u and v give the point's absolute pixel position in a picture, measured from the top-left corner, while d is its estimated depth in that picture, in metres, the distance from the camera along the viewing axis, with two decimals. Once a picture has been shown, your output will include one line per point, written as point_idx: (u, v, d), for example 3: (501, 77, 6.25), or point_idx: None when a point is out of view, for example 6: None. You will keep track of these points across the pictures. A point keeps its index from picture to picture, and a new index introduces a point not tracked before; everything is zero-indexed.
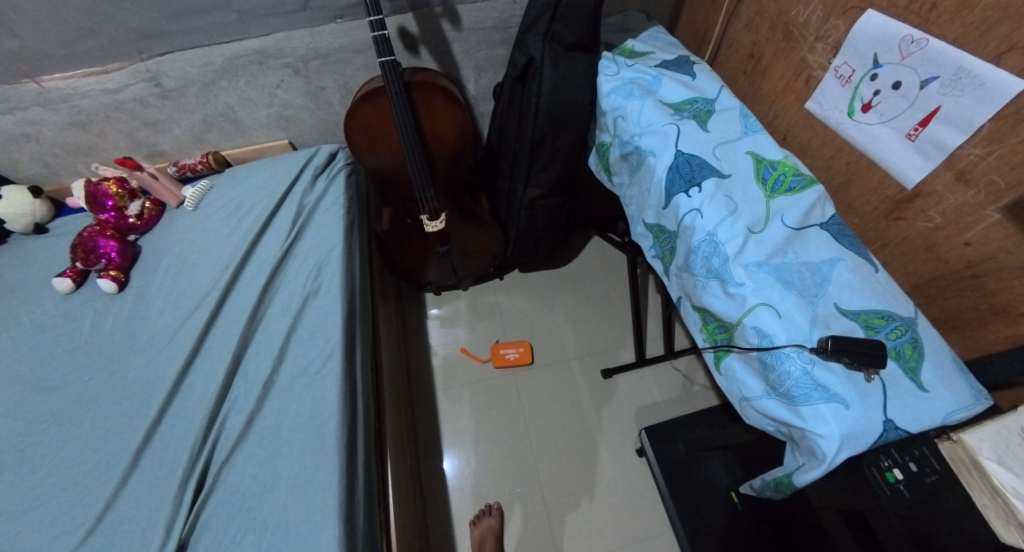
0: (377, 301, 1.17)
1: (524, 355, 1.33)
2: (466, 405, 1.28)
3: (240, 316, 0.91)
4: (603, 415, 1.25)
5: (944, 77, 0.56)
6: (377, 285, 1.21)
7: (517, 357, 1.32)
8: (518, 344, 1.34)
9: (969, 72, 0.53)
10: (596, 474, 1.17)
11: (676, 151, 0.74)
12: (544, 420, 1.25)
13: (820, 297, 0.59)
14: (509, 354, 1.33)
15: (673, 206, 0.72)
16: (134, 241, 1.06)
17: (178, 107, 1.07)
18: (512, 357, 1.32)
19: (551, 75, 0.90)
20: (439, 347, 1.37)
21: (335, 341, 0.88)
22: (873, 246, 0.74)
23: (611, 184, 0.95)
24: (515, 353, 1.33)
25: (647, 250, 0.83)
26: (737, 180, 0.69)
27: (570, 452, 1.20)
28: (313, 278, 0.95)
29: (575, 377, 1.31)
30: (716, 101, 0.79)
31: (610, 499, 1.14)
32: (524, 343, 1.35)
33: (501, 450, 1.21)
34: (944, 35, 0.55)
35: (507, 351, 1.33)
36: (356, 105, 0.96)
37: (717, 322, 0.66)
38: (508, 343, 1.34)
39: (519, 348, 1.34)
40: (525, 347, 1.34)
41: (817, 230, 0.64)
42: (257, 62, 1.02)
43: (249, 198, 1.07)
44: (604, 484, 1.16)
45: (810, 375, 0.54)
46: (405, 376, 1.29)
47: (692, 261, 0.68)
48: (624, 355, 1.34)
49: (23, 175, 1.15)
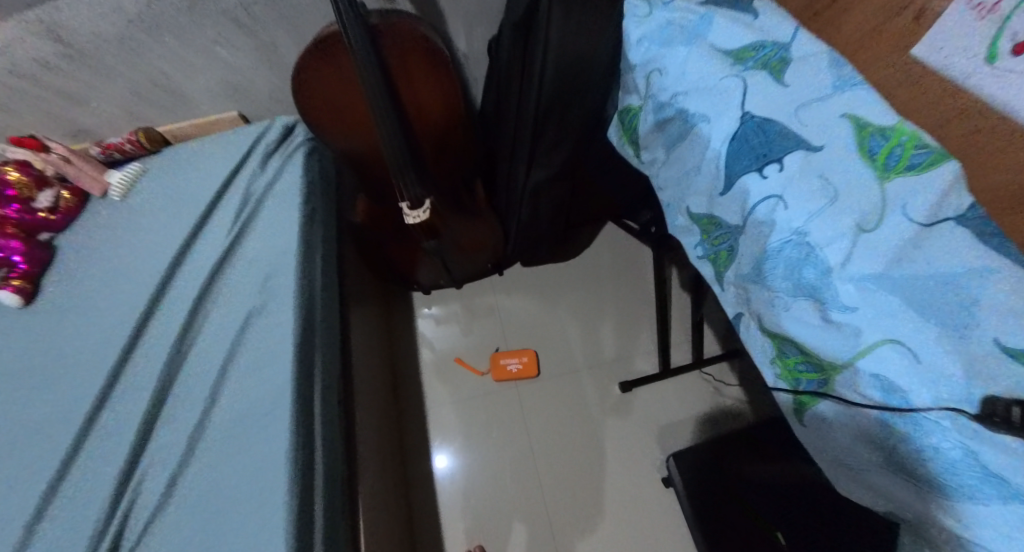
0: (350, 307, 0.98)
1: (527, 366, 1.14)
2: (460, 423, 1.11)
3: (171, 336, 0.72)
4: (620, 431, 1.08)
5: None
6: (352, 286, 1.02)
7: (519, 369, 1.14)
8: (520, 353, 1.15)
9: None
10: (611, 495, 1.02)
11: (742, 114, 0.53)
12: (552, 439, 1.08)
13: (975, 332, 0.38)
14: (510, 366, 1.14)
15: (737, 191, 0.52)
16: (47, 241, 0.86)
17: (97, 73, 0.86)
18: (513, 369, 1.14)
19: (560, 18, 0.70)
20: (431, 347, 1.20)
21: (284, 371, 0.69)
22: None
23: (640, 163, 0.75)
24: (516, 363, 1.14)
25: (692, 248, 0.64)
26: (831, 154, 0.47)
27: (580, 479, 1.04)
28: (261, 288, 0.76)
29: (587, 387, 1.14)
30: (794, 45, 0.55)
31: (628, 524, 0.99)
32: (528, 351, 1.16)
33: (500, 472, 1.05)
34: None
35: (508, 362, 1.15)
36: (314, 63, 0.75)
37: (802, 357, 0.48)
38: (508, 351, 1.15)
39: (522, 357, 1.15)
40: (532, 355, 1.15)
41: (953, 226, 0.41)
42: (188, 11, 0.80)
43: (187, 185, 0.86)
44: (623, 508, 1.01)
45: (974, 458, 0.35)
46: (388, 385, 1.11)
47: (767, 270, 0.49)
48: (643, 364, 1.16)
49: None
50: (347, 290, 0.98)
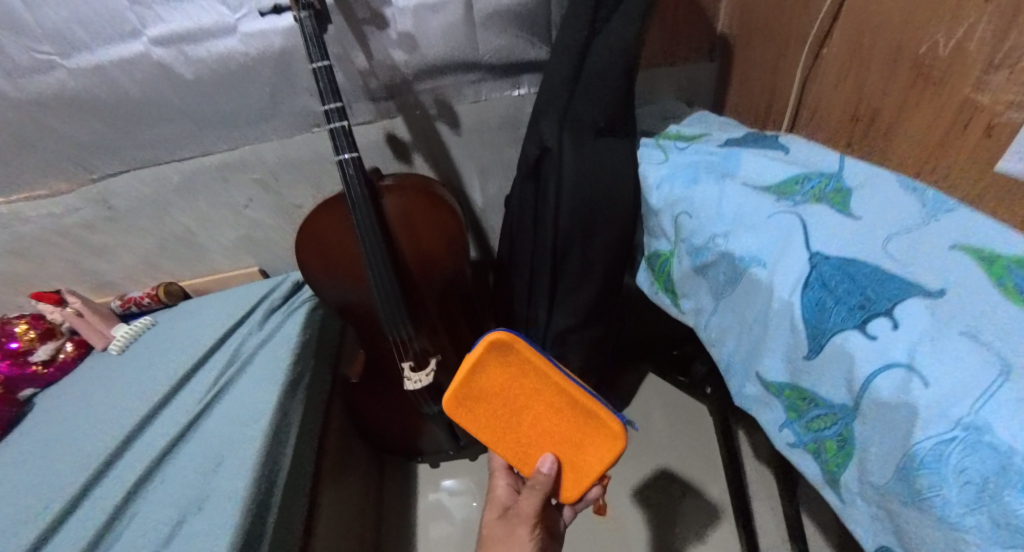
0: (336, 497, 0.76)
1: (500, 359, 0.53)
2: None
3: (95, 514, 0.56)
4: None
5: None
6: (346, 470, 0.82)
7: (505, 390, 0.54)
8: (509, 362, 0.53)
9: None
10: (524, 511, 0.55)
11: (809, 253, 0.42)
12: None
13: (825, 376, 0.38)
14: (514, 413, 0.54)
15: (839, 354, 0.36)
16: (28, 398, 0.84)
17: (128, 231, 0.93)
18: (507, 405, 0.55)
19: (574, 164, 0.65)
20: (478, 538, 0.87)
21: (225, 530, 0.51)
22: None
23: (654, 296, 0.69)
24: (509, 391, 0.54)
25: (772, 423, 0.46)
26: (974, 298, 0.33)
27: None
28: (208, 475, 0.57)
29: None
30: (848, 172, 0.48)
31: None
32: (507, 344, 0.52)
33: None
34: None
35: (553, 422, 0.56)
36: (305, 223, 0.67)
37: (827, 444, 0.39)
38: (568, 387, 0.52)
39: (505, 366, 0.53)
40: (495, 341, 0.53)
41: (783, 310, 0.42)
42: (221, 179, 0.87)
43: (176, 350, 0.82)
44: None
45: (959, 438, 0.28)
46: None
47: (917, 483, 0.30)
48: None
49: None
50: (335, 477, 0.78)
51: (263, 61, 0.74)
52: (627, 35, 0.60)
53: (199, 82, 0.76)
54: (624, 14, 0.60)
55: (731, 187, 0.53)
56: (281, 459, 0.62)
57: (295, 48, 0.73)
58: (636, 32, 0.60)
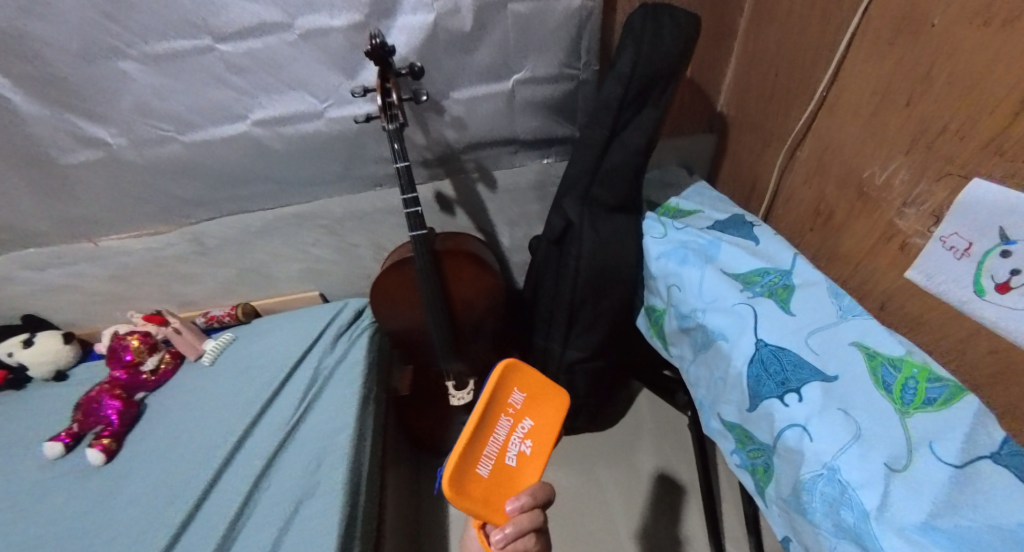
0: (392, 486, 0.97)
1: (539, 389, 0.46)
2: None
3: (231, 497, 0.77)
4: None
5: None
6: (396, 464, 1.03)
7: (540, 435, 0.45)
8: (504, 397, 0.43)
9: None
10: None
11: (757, 338, 0.60)
12: None
13: (761, 427, 0.56)
14: (514, 456, 0.43)
15: (770, 416, 0.55)
16: (140, 399, 1.05)
17: (213, 262, 1.11)
18: (533, 449, 0.44)
19: (591, 238, 0.83)
20: None
21: (336, 518, 0.72)
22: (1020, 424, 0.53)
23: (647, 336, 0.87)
24: (519, 423, 0.44)
25: (725, 448, 0.65)
26: (852, 385, 0.52)
27: None
28: (311, 474, 0.78)
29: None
30: (793, 272, 0.66)
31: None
32: (510, 373, 0.44)
33: None
34: None
35: (513, 444, 0.43)
36: (381, 275, 0.86)
37: (758, 470, 0.58)
38: (479, 437, 0.41)
39: (513, 398, 0.44)
40: (527, 369, 0.45)
41: (739, 378, 0.60)
42: (295, 224, 1.05)
43: (265, 362, 1.03)
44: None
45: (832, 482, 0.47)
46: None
47: (806, 502, 0.49)
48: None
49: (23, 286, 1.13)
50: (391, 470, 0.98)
51: (340, 138, 0.92)
52: (637, 143, 0.77)
53: (287, 153, 0.93)
54: (636, 125, 0.77)
55: (712, 273, 0.69)
56: (363, 462, 0.83)
57: (368, 130, 0.91)
58: (645, 140, 0.77)
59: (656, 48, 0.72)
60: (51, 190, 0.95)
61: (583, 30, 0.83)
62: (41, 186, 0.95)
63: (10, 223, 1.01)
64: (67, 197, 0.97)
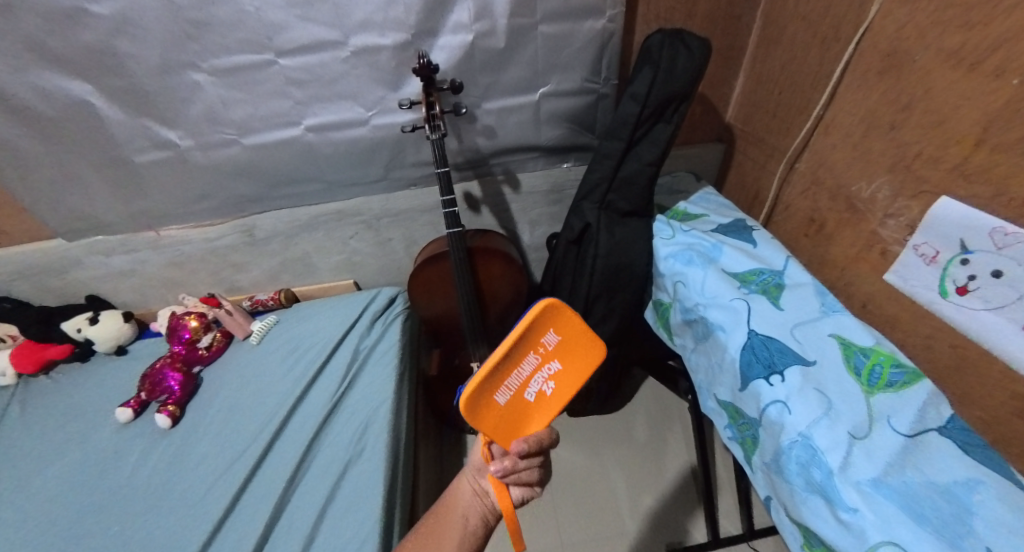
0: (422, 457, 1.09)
1: (574, 336, 0.44)
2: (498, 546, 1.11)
3: (288, 460, 0.90)
4: None
5: (990, 244, 0.56)
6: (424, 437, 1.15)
7: (563, 379, 0.44)
8: (537, 336, 0.42)
9: (1007, 231, 0.54)
10: (483, 481, 0.47)
11: (749, 331, 0.69)
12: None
13: (749, 404, 0.66)
14: (533, 394, 0.44)
15: (757, 395, 0.64)
16: (197, 372, 1.17)
17: (261, 252, 1.23)
18: (553, 392, 0.44)
19: (607, 239, 0.92)
20: None
21: (380, 482, 0.84)
22: (972, 410, 0.62)
23: (653, 326, 0.96)
24: (545, 365, 0.43)
25: (718, 423, 0.75)
26: (826, 370, 0.62)
27: None
28: (357, 440, 0.91)
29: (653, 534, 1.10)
30: (785, 274, 0.75)
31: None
32: (548, 314, 0.42)
33: None
34: (994, 211, 0.56)
35: (531, 384, 0.43)
36: (419, 267, 0.99)
37: (745, 441, 0.68)
38: (504, 369, 0.41)
39: (546, 339, 0.43)
40: (567, 313, 0.43)
41: (733, 364, 0.69)
42: (337, 220, 1.17)
43: (307, 341, 1.14)
44: (440, 532, 0.45)
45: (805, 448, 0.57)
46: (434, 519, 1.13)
47: (784, 466, 0.59)
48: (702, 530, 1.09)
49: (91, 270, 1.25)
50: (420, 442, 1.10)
51: (383, 143, 1.02)
52: (649, 156, 0.87)
53: (335, 156, 1.04)
54: (650, 139, 0.86)
55: (714, 272, 0.78)
56: (401, 435, 0.95)
57: (409, 136, 1.02)
58: (657, 153, 0.87)
59: (671, 73, 0.81)
60: (125, 185, 1.07)
61: (605, 50, 0.91)
62: (115, 181, 1.06)
63: (85, 214, 1.12)
64: (137, 192, 1.09)
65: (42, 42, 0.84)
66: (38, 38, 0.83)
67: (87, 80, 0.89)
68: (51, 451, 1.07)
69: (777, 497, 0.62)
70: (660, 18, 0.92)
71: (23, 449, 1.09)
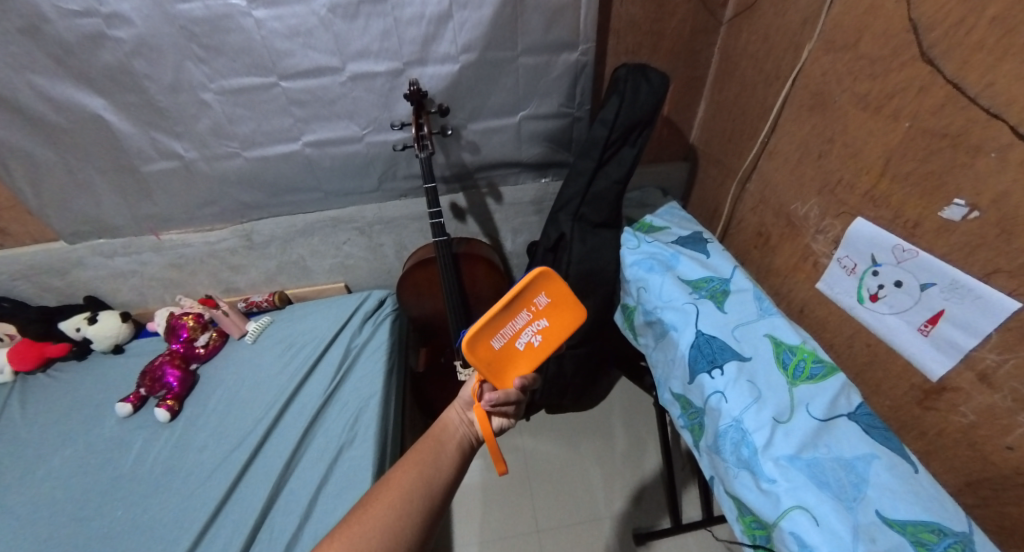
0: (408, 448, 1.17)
1: (562, 300, 0.57)
2: (478, 527, 1.20)
3: (285, 448, 0.98)
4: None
5: (894, 258, 0.66)
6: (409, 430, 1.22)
7: (549, 333, 0.57)
8: (530, 296, 0.55)
9: (903, 248, 0.65)
10: (470, 412, 0.56)
11: (698, 330, 0.79)
12: (561, 539, 1.17)
13: (695, 394, 0.76)
14: (524, 341, 0.56)
15: (702, 385, 0.74)
16: (194, 369, 1.23)
17: (259, 256, 1.31)
18: (541, 342, 0.57)
19: (580, 248, 1.02)
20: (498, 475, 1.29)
21: (369, 467, 0.92)
22: (880, 399, 0.73)
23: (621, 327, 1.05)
24: (535, 319, 0.56)
25: (672, 413, 0.84)
26: (759, 363, 0.72)
27: None
28: (349, 429, 1.00)
29: (622, 517, 1.19)
30: (731, 280, 0.85)
31: (401, 527, 0.43)
32: (542, 279, 0.55)
33: None
34: (893, 230, 0.67)
35: (523, 333, 0.56)
36: (411, 269, 1.09)
37: (693, 427, 0.77)
38: (504, 315, 0.54)
39: (538, 299, 0.56)
40: (557, 280, 0.56)
41: (682, 358, 0.79)
42: (332, 226, 1.25)
43: (301, 339, 1.22)
44: (439, 444, 0.52)
45: (738, 430, 0.67)
46: None
47: (721, 445, 0.69)
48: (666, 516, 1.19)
49: (94, 271, 1.31)
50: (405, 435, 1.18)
51: (377, 157, 1.11)
52: (618, 173, 0.97)
53: (332, 168, 1.12)
54: (619, 159, 0.97)
55: (671, 278, 0.88)
56: (390, 425, 1.04)
57: (401, 152, 1.11)
58: (625, 171, 0.97)
59: (636, 102, 0.91)
60: (132, 192, 1.14)
61: (579, 78, 1.01)
62: (123, 188, 1.13)
63: (91, 217, 1.19)
64: (143, 198, 1.16)
65: (62, 60, 0.90)
66: (59, 56, 0.90)
67: (103, 96, 0.97)
68: (54, 442, 1.13)
69: (717, 475, 0.71)
70: (629, 51, 1.02)
71: (27, 440, 1.14)
